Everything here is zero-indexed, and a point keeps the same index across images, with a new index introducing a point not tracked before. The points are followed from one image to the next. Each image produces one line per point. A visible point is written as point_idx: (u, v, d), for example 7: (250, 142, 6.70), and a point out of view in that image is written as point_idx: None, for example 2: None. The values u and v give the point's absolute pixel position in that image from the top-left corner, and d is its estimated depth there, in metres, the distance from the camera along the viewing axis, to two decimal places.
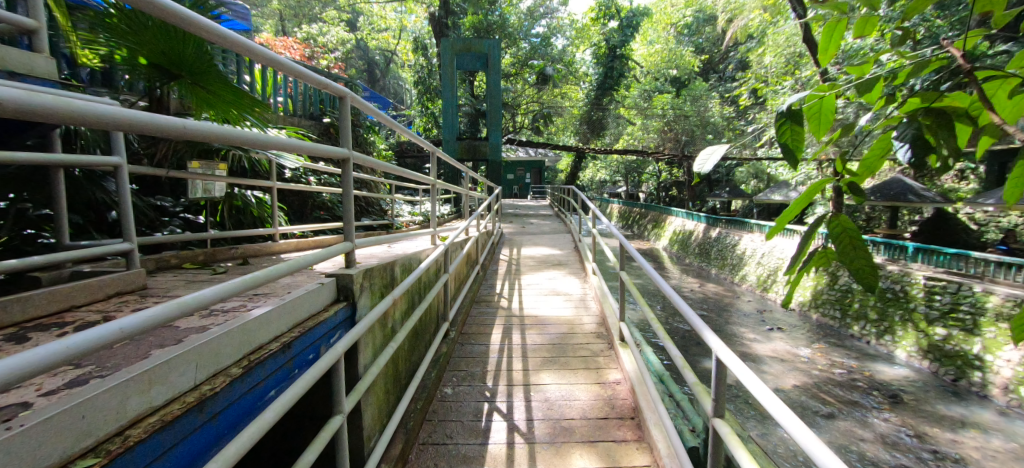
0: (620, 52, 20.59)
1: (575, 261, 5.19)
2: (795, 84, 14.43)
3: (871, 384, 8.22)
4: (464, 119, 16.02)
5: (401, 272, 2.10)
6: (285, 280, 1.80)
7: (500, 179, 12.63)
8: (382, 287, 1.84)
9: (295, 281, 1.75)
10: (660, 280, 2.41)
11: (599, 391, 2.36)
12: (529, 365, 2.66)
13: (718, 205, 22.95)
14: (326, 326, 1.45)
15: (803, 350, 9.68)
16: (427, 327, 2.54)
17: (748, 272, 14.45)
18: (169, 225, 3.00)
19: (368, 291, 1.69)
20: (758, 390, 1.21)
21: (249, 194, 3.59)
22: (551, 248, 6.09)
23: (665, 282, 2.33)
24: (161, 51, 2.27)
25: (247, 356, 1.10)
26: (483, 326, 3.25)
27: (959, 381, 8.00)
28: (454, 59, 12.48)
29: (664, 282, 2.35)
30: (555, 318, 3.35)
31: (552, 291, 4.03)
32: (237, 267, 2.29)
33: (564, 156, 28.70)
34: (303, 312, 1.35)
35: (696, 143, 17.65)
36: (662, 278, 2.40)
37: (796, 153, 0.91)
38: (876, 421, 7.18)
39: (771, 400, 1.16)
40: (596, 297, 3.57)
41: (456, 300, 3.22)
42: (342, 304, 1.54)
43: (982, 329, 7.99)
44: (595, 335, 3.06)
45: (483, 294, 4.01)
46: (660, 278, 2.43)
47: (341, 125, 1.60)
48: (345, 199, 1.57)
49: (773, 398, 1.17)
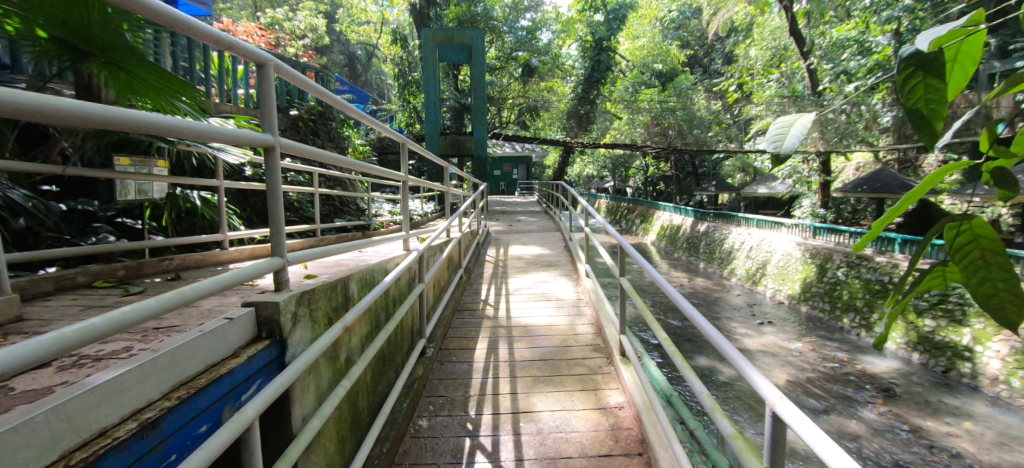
0: (606, 45, 20.34)
1: (567, 261, 4.83)
2: (781, 77, 14.48)
3: (863, 378, 8.09)
4: (448, 114, 15.61)
5: (358, 287, 1.74)
6: (203, 307, 1.41)
7: (486, 176, 12.24)
8: (329, 313, 1.44)
9: (214, 311, 1.36)
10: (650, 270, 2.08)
11: (600, 420, 2.02)
12: (518, 388, 2.31)
13: (706, 198, 22.92)
14: (239, 376, 1.01)
15: (793, 344, 9.55)
16: (399, 349, 2.17)
17: (737, 265, 14.35)
18: (99, 231, 2.60)
19: (307, 321, 1.28)
20: (815, 439, 0.83)
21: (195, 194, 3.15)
22: (540, 247, 5.73)
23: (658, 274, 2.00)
24: (61, 20, 1.83)
25: (74, 450, 0.66)
26: (465, 340, 2.89)
27: (949, 372, 7.92)
28: (436, 50, 11.99)
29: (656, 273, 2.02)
30: (546, 328, 3.02)
31: (541, 295, 3.70)
32: (162, 284, 1.89)
33: (552, 151, 28.38)
34: (200, 360, 0.93)
35: (685, 137, 17.58)
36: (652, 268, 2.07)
37: (929, 127, 0.64)
38: (869, 415, 7.04)
39: (832, 452, 0.78)
40: (591, 303, 3.25)
41: (434, 313, 2.86)
42: (266, 343, 1.11)
43: (971, 320, 7.98)
44: (591, 347, 2.72)
45: (467, 301, 3.65)
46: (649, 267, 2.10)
47: (264, 104, 1.21)
48: (275, 199, 1.21)
49: (831, 445, 0.79)
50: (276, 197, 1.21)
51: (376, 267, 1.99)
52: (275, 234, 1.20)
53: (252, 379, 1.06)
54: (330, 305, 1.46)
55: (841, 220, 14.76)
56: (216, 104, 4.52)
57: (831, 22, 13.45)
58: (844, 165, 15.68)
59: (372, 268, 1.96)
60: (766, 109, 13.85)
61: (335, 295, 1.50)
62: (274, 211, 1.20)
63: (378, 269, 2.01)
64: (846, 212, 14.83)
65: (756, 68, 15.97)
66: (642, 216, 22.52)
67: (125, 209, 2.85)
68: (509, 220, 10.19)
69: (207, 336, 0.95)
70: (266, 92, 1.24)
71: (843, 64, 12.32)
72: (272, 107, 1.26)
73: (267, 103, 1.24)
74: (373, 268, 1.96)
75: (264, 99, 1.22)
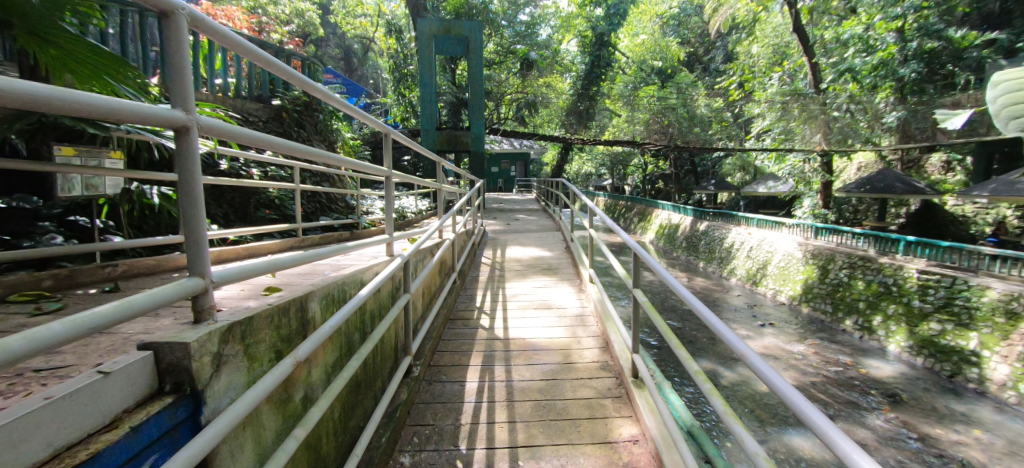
0: (607, 40, 20.00)
1: (567, 264, 4.54)
2: (784, 75, 14.24)
3: (868, 382, 7.85)
4: (445, 109, 15.28)
5: (323, 306, 1.44)
6: (107, 340, 1.10)
7: (483, 172, 11.92)
8: (275, 344, 1.13)
9: (118, 347, 1.05)
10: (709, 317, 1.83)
11: (611, 458, 1.73)
12: (516, 416, 2.02)
13: (705, 197, 22.70)
14: (123, 453, 0.70)
15: (795, 346, 9.30)
16: (378, 372, 1.88)
17: (737, 265, 14.10)
18: (46, 231, 2.28)
19: (237, 360, 0.97)
20: None
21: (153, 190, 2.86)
22: (539, 249, 5.43)
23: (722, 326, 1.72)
24: None
25: None
26: (457, 355, 2.60)
27: (955, 377, 7.71)
28: (432, 42, 11.64)
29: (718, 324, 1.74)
30: (546, 343, 2.72)
31: (543, 304, 3.39)
32: (87, 299, 1.60)
33: (550, 148, 28.07)
34: (46, 443, 0.61)
35: (685, 135, 17.35)
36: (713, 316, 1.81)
37: None
38: (876, 422, 6.80)
39: None
40: (597, 315, 2.96)
41: (424, 323, 2.57)
42: (172, 400, 0.80)
43: (977, 324, 7.75)
44: (599, 365, 2.44)
45: (460, 308, 3.35)
46: (708, 312, 1.85)
47: (174, 70, 0.87)
48: (194, 199, 0.90)
49: None
50: (194, 195, 0.90)
51: (348, 278, 1.69)
52: (195, 249, 0.89)
53: (148, 451, 0.75)
54: (279, 331, 1.17)
55: (842, 220, 14.53)
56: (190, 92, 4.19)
57: (836, 18, 13.16)
58: (846, 165, 15.44)
59: (345, 280, 1.66)
60: (768, 107, 13.58)
61: (287, 318, 1.20)
62: (192, 212, 0.90)
63: (351, 280, 1.72)
64: (847, 212, 14.65)
65: (758, 65, 15.72)
66: (640, 215, 22.22)
67: (76, 205, 2.55)
68: (506, 219, 9.87)
69: (74, 395, 0.65)
70: (178, 51, 0.88)
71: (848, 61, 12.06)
72: (188, 71, 0.91)
73: (181, 67, 0.90)
74: (346, 279, 1.67)
75: (176, 60, 0.87)
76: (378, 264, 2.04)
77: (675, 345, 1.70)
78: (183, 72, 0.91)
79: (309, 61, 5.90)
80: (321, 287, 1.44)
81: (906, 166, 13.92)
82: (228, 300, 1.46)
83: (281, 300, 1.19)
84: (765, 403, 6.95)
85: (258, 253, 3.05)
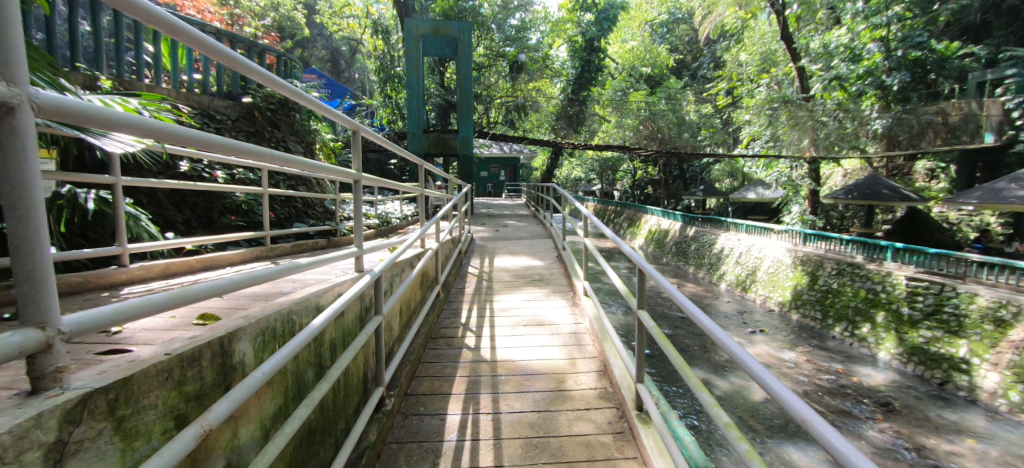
0: (597, 45, 19.99)
1: (559, 275, 4.30)
2: (772, 82, 14.29)
3: (860, 391, 7.72)
4: (433, 112, 15.04)
5: (260, 346, 1.16)
6: None
7: (471, 177, 11.67)
8: (165, 407, 0.85)
9: None
10: (726, 344, 1.52)
11: None
12: (504, 459, 1.74)
13: (694, 203, 22.73)
14: None
15: (786, 353, 9.16)
16: (340, 412, 1.59)
17: (726, 271, 13.99)
18: None
19: (91, 440, 0.69)
20: None
21: (88, 194, 2.56)
22: (528, 258, 5.15)
23: (745, 355, 1.41)
24: None
25: None
26: (438, 381, 2.32)
27: (946, 384, 7.62)
28: (419, 43, 11.39)
29: (739, 351, 1.44)
30: (538, 367, 2.46)
31: (534, 320, 3.13)
32: None
33: (540, 152, 27.93)
34: None
35: (675, 140, 17.37)
36: (732, 342, 1.51)
37: None
38: (871, 432, 6.63)
39: None
40: (594, 335, 2.69)
41: (400, 345, 2.28)
42: None
43: (967, 331, 7.69)
44: (597, 393, 2.18)
45: (442, 325, 3.06)
46: (724, 338, 1.55)
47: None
48: (29, 215, 0.61)
49: None
50: (29, 208, 0.61)
51: (302, 303, 1.40)
52: (27, 290, 0.60)
53: None
54: (182, 388, 0.89)
55: (829, 226, 14.56)
56: (149, 86, 3.84)
57: (824, 26, 13.24)
58: (832, 171, 15.53)
59: (297, 306, 1.38)
60: (757, 113, 13.55)
61: (196, 369, 0.92)
62: (24, 235, 0.60)
63: (305, 305, 1.43)
64: (834, 218, 14.73)
65: (746, 72, 15.76)
66: (629, 220, 22.11)
67: None
68: (495, 224, 9.59)
69: None
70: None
71: (834, 69, 12.13)
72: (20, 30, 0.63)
73: (8, 24, 0.61)
74: (297, 306, 1.38)
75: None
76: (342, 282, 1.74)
77: (694, 383, 1.40)
78: (15, 36, 0.62)
79: (285, 57, 5.57)
80: (255, 320, 1.16)
81: (892, 173, 14.02)
82: (143, 337, 1.18)
83: (188, 344, 0.91)
84: (759, 414, 6.76)
85: (219, 263, 2.73)
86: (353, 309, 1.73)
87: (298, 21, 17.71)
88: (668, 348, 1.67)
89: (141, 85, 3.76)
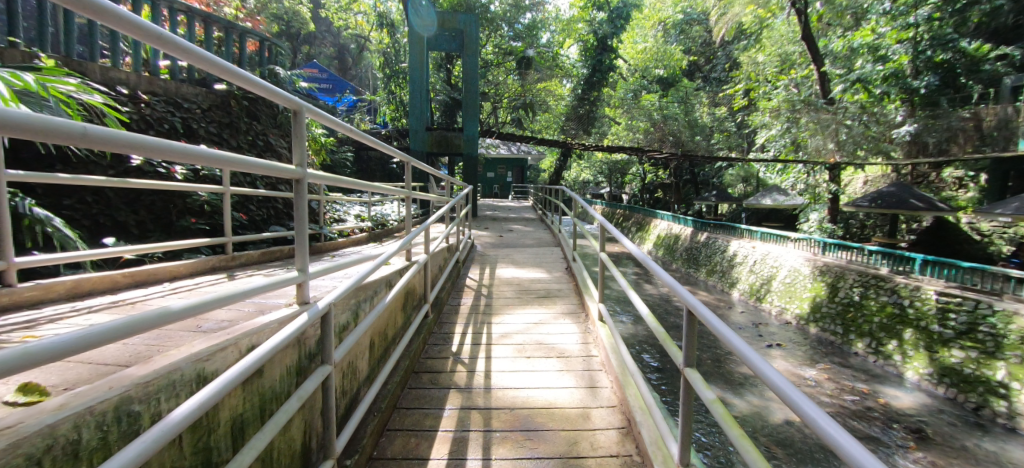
0: (609, 44, 19.42)
1: (569, 289, 3.80)
2: (791, 84, 13.66)
3: (888, 415, 7.05)
4: (438, 110, 14.75)
5: None
6: None
7: (475, 177, 11.20)
8: None
9: None
10: (819, 421, 0.88)
11: None
12: None
13: (705, 208, 22.02)
14: None
15: (806, 370, 8.49)
16: None
17: (739, 280, 13.35)
18: None
19: None
20: None
21: None
22: (531, 268, 4.63)
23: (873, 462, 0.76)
24: None
25: None
26: (415, 443, 1.79)
27: (981, 410, 6.94)
28: (424, 35, 10.92)
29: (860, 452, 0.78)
30: (543, 418, 1.94)
31: (540, 349, 2.62)
32: None
33: (548, 153, 27.35)
34: None
35: (687, 143, 16.74)
36: (832, 422, 0.86)
37: None
38: (904, 462, 5.96)
39: None
40: (613, 375, 2.18)
41: (367, 391, 1.77)
42: None
43: (1006, 353, 6.98)
44: (620, 464, 1.66)
45: (428, 355, 2.55)
46: (815, 411, 0.90)
47: None
48: None
49: None
50: None
51: (161, 380, 0.88)
52: None
53: None
54: None
55: (850, 235, 13.85)
56: (104, 68, 3.46)
57: (849, 25, 12.61)
58: (852, 178, 14.85)
59: (148, 390, 0.85)
60: (775, 116, 12.87)
61: None
62: None
63: (177, 377, 0.92)
64: (854, 227, 14.05)
65: (764, 73, 15.10)
66: (637, 224, 21.45)
67: None
68: (498, 229, 9.08)
69: None
70: None
71: (857, 70, 11.48)
72: None
73: None
74: (153, 386, 0.86)
75: None
76: (264, 322, 1.22)
77: None
78: None
79: (267, 42, 5.21)
80: (16, 436, 0.61)
81: (916, 181, 13.30)
82: None
83: None
84: (775, 437, 6.16)
85: (157, 277, 2.26)
86: (279, 362, 1.21)
87: (305, 16, 17.54)
88: (748, 448, 1.05)
89: (94, 68, 3.36)
